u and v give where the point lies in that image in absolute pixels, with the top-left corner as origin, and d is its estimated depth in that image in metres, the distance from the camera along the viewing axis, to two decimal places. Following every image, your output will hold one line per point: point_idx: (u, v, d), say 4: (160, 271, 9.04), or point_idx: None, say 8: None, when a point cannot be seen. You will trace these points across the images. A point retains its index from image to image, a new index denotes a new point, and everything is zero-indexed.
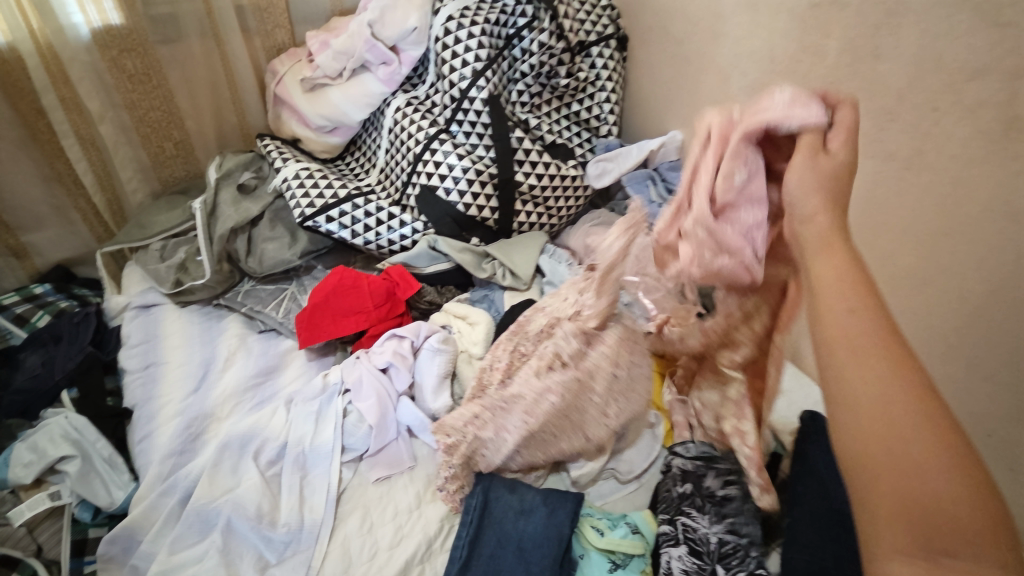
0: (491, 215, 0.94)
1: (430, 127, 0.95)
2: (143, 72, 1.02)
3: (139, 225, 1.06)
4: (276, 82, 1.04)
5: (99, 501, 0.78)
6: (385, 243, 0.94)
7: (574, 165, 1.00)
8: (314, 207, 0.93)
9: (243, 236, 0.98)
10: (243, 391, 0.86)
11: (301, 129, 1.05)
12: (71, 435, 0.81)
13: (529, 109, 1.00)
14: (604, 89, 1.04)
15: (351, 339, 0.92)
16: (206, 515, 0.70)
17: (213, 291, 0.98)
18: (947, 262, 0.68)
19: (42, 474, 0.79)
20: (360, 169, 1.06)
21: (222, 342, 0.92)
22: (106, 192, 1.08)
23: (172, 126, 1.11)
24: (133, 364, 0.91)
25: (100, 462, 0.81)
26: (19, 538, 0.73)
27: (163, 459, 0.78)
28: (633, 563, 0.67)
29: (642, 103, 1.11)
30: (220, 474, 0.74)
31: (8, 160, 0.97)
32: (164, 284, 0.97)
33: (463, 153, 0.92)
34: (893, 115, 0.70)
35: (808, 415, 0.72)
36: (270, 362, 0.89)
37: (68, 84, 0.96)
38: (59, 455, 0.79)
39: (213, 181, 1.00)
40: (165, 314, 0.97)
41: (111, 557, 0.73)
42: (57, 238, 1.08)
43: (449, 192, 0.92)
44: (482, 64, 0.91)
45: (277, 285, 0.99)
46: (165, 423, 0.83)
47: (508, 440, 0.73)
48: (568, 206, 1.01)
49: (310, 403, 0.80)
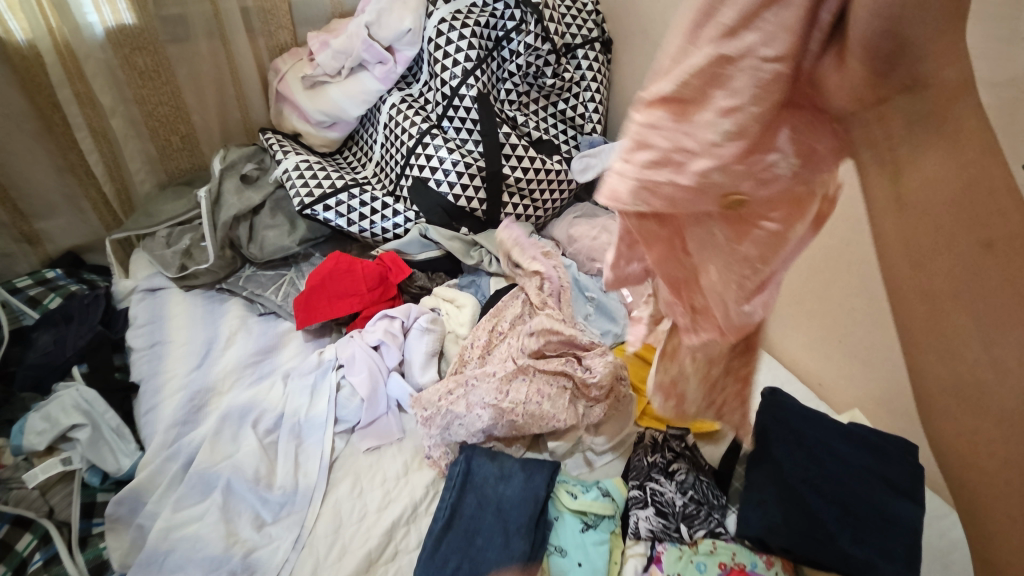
0: (480, 206, 1.00)
1: (423, 123, 1.00)
2: (152, 69, 1.08)
3: (146, 214, 1.11)
4: (278, 79, 1.10)
5: (107, 467, 0.84)
6: (379, 231, 1.00)
7: (559, 160, 1.06)
8: (313, 197, 0.99)
9: (245, 224, 1.03)
10: (243, 368, 0.91)
11: (301, 124, 1.11)
12: (82, 405, 0.87)
13: (517, 107, 1.06)
14: (589, 89, 1.10)
15: (346, 321, 0.98)
16: (207, 478, 0.75)
17: (216, 276, 1.03)
18: None
19: (53, 442, 0.84)
20: (357, 162, 1.12)
21: (224, 323, 0.98)
22: (116, 182, 1.14)
23: (179, 121, 1.16)
24: (139, 343, 0.96)
25: (108, 431, 0.86)
26: (32, 500, 0.79)
27: (167, 428, 0.84)
28: (603, 523, 0.72)
29: (626, 103, 1.16)
30: (221, 441, 0.79)
31: (23, 151, 1.03)
32: (169, 268, 1.02)
33: (454, 147, 0.98)
34: None
35: (767, 389, 0.77)
36: (269, 342, 0.95)
37: (82, 80, 1.02)
38: (71, 423, 0.84)
39: (217, 172, 1.06)
40: (170, 296, 1.02)
41: (118, 517, 0.78)
42: (68, 225, 1.14)
43: (440, 183, 0.98)
44: (472, 63, 0.97)
45: (277, 271, 1.04)
46: (170, 396, 0.88)
47: (481, 416, 0.77)
48: (553, 199, 1.07)
49: (305, 378, 0.86)
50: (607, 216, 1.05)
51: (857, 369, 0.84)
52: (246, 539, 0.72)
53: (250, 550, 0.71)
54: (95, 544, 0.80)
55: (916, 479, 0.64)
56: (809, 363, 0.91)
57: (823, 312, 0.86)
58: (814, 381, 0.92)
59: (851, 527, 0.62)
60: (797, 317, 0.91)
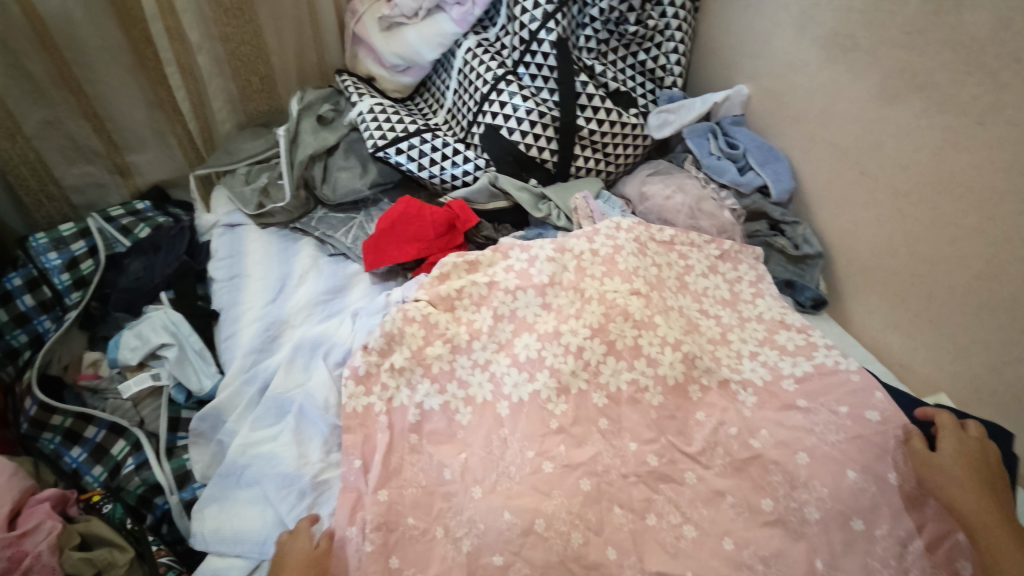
0: (551, 157, 0.98)
1: (498, 68, 0.98)
2: (237, 7, 1.10)
3: (227, 151, 1.16)
4: (355, 21, 1.11)
5: (190, 385, 0.90)
6: (448, 177, 0.99)
7: (636, 114, 1.02)
8: (386, 139, 1.01)
9: (320, 164, 1.06)
10: (314, 304, 0.94)
11: (377, 68, 1.12)
12: (170, 327, 0.93)
13: (596, 55, 1.02)
14: (673, 39, 1.04)
15: (412, 266, 0.97)
16: (281, 403, 0.79)
17: (290, 215, 1.06)
18: (1009, 220, 0.68)
19: (145, 358, 0.92)
20: (428, 108, 1.12)
21: (298, 261, 1.01)
22: (200, 119, 1.18)
23: (259, 61, 1.18)
24: (220, 274, 1.02)
25: (192, 353, 0.92)
26: (127, 410, 0.89)
27: (245, 354, 0.88)
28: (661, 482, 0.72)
29: (707, 55, 1.09)
30: (294, 369, 0.83)
31: (117, 84, 1.08)
32: (248, 205, 1.06)
33: (528, 96, 0.97)
34: (972, 67, 0.68)
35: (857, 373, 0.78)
36: (338, 282, 0.97)
37: (173, 14, 1.05)
38: (160, 343, 0.91)
39: (295, 112, 1.09)
40: (247, 232, 1.06)
41: (201, 432, 0.84)
42: (155, 160, 1.19)
43: (512, 132, 0.96)
44: (553, 7, 0.95)
45: (347, 214, 1.06)
46: (247, 325, 0.93)
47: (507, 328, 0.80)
48: (626, 155, 1.03)
49: (371, 315, 0.86)
50: (683, 175, 1.01)
51: (989, 359, 0.74)
52: (316, 462, 0.74)
53: (320, 472, 0.73)
54: (179, 454, 0.86)
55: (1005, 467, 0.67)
56: (886, 341, 0.87)
57: (937, 298, 0.78)
58: (895, 362, 0.87)
59: (899, 500, 0.64)
60: (883, 288, 0.85)
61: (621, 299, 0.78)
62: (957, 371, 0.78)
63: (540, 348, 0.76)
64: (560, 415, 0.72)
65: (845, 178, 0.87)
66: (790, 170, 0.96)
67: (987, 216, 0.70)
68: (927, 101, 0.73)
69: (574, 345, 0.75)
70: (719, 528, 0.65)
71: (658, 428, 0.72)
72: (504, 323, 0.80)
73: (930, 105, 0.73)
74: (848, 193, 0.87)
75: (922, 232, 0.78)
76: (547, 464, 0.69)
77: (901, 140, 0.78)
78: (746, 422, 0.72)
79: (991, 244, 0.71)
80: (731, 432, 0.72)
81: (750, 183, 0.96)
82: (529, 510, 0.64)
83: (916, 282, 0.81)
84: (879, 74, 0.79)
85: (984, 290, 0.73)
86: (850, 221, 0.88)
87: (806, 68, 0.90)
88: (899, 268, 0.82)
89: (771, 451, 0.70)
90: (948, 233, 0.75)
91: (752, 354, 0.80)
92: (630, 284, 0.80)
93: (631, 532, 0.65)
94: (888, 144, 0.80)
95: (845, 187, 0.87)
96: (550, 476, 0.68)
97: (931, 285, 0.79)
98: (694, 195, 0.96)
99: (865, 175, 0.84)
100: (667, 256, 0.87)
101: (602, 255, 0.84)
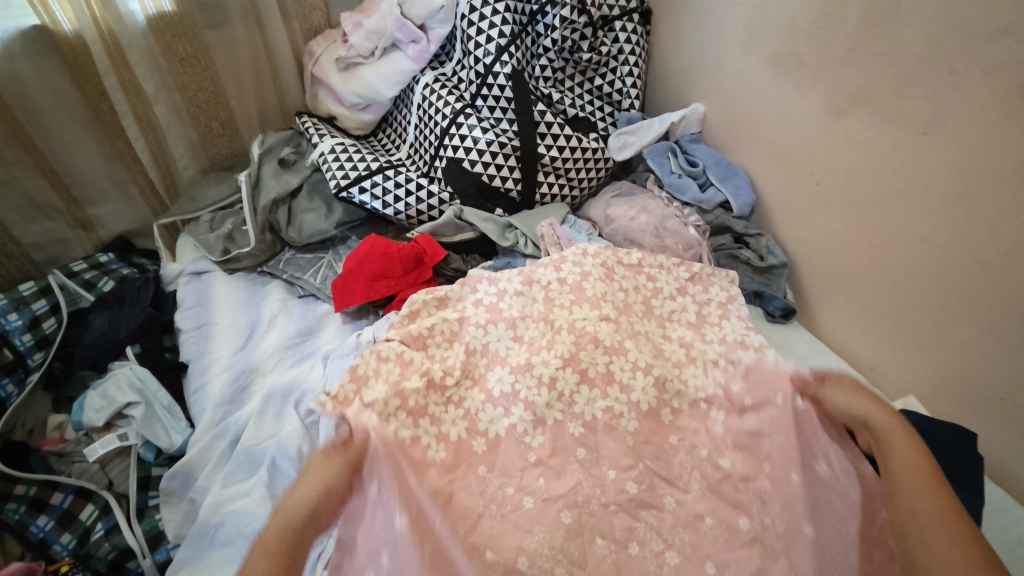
0: (515, 186, 0.99)
1: (457, 102, 1.00)
2: (192, 56, 1.10)
3: (190, 198, 1.15)
4: (313, 62, 1.12)
5: (160, 443, 0.88)
6: (414, 213, 1.00)
7: (596, 138, 1.04)
8: (348, 179, 1.01)
9: (284, 207, 1.05)
10: (284, 349, 0.93)
11: (337, 107, 1.12)
12: (136, 384, 0.91)
13: (552, 83, 1.04)
14: (627, 63, 1.07)
15: (382, 303, 0.96)
16: (254, 455, 0.78)
17: (257, 259, 1.05)
18: (961, 226, 0.69)
19: (111, 418, 0.89)
20: (391, 144, 1.12)
21: (266, 305, 0.99)
22: (161, 168, 1.17)
23: (218, 107, 1.18)
24: (187, 324, 1.00)
25: (161, 409, 0.90)
26: (94, 473, 0.86)
27: (215, 407, 0.86)
28: None
29: (663, 76, 1.12)
30: (266, 420, 0.81)
31: (73, 139, 1.06)
32: (213, 252, 1.05)
33: (488, 127, 0.98)
34: (911, 79, 0.70)
35: None
36: (309, 324, 0.96)
37: (127, 67, 1.04)
38: (126, 402, 0.89)
39: (257, 156, 1.09)
40: (215, 279, 1.05)
41: (171, 491, 0.81)
42: (118, 211, 1.18)
43: (474, 164, 0.97)
44: (506, 40, 0.96)
45: (315, 254, 1.05)
46: (216, 376, 0.91)
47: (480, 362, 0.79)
48: (589, 178, 1.04)
49: (342, 357, 0.85)
50: (646, 195, 1.02)
51: (951, 360, 0.75)
52: None
53: None
54: (151, 515, 0.84)
55: (972, 468, 0.65)
56: (855, 346, 0.88)
57: (897, 301, 0.80)
58: (864, 366, 0.88)
59: None
60: (848, 295, 0.87)
61: (590, 325, 0.79)
62: (925, 374, 0.79)
63: (514, 382, 0.75)
64: (537, 447, 0.71)
65: (802, 190, 0.89)
66: (749, 184, 0.97)
67: (940, 224, 0.71)
68: (872, 114, 0.75)
69: (547, 376, 0.74)
70: (700, 552, 0.65)
71: (635, 453, 0.72)
72: (477, 357, 0.79)
73: (874, 117, 0.75)
74: (807, 204, 0.89)
75: (879, 239, 0.79)
76: (526, 498, 0.68)
77: (852, 151, 0.80)
78: (717, 445, 0.73)
79: (945, 250, 0.72)
80: (703, 455, 0.72)
81: (711, 200, 0.98)
82: (509, 548, 0.63)
83: (874, 285, 0.82)
84: (825, 89, 0.81)
85: (942, 293, 0.74)
86: (811, 230, 0.89)
87: (756, 86, 0.92)
88: (860, 277, 0.83)
89: (745, 471, 0.71)
90: (903, 239, 0.76)
91: (720, 374, 0.80)
92: (598, 309, 0.81)
93: (613, 563, 0.64)
94: (839, 155, 0.81)
95: (802, 198, 0.89)
96: (529, 511, 0.67)
97: (892, 291, 0.80)
98: (658, 215, 0.97)
99: (820, 186, 0.86)
100: (634, 278, 0.88)
101: (569, 282, 0.84)
